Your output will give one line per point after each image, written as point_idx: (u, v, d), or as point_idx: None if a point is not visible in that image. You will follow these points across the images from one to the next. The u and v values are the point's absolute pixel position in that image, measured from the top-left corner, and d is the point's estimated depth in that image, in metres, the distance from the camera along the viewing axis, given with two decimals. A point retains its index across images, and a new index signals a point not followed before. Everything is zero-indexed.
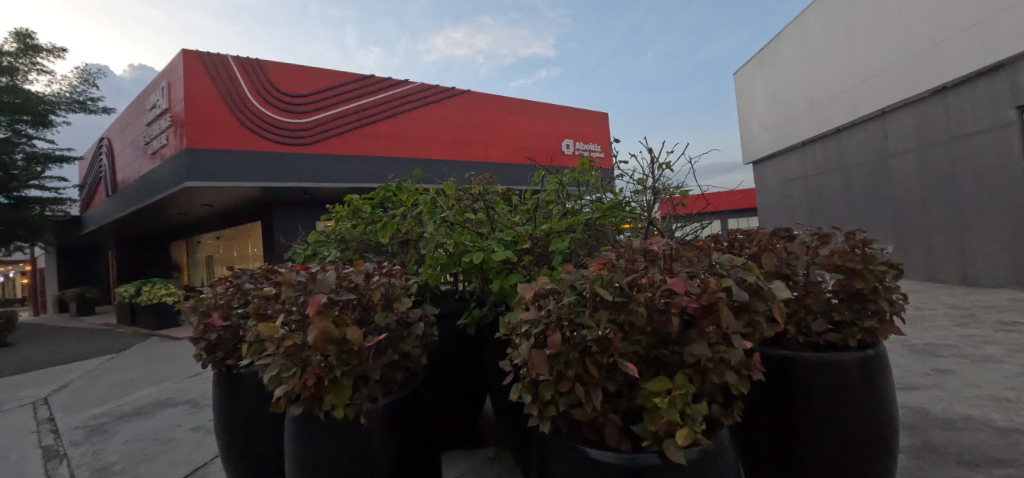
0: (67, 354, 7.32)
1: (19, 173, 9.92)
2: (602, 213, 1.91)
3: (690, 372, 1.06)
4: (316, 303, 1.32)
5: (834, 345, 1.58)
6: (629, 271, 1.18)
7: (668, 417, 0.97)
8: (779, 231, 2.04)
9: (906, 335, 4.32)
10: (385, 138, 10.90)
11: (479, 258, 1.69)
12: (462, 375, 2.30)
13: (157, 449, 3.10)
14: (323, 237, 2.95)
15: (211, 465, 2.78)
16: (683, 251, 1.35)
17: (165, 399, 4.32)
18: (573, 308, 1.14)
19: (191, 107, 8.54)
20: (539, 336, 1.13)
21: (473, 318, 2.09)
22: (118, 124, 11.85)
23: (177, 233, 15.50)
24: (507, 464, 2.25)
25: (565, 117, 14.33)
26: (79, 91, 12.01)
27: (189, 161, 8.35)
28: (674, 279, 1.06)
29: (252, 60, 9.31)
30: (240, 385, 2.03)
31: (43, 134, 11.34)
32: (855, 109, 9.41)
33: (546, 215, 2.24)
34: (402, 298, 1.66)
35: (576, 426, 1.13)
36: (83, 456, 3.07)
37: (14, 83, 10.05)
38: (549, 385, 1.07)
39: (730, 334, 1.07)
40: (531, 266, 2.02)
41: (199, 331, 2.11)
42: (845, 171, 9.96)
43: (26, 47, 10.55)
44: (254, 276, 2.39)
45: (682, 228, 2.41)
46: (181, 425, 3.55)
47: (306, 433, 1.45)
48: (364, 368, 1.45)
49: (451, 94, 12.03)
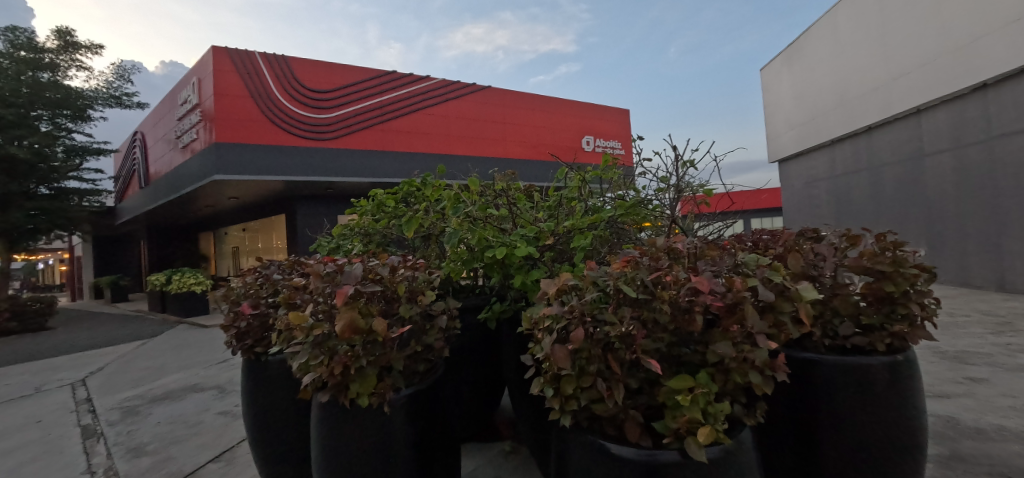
0: (103, 339, 7.67)
1: (60, 165, 10.33)
2: (625, 209, 1.87)
3: (712, 372, 1.06)
4: (344, 294, 1.37)
5: (863, 349, 1.55)
6: (651, 268, 1.15)
7: (689, 415, 0.98)
8: (804, 232, 2.00)
9: (936, 342, 4.17)
10: (405, 134, 11.02)
11: (501, 254, 1.68)
12: (480, 365, 2.32)
13: (186, 431, 3.25)
14: (347, 231, 2.98)
15: (238, 449, 2.91)
16: (708, 250, 1.31)
17: (194, 384, 4.50)
18: (596, 304, 1.14)
19: (220, 103, 8.79)
20: (561, 331, 1.14)
21: (493, 313, 2.07)
22: (152, 119, 12.27)
23: (206, 225, 16.09)
24: (523, 458, 2.27)
25: (586, 113, 14.22)
26: (115, 86, 12.45)
27: (217, 155, 8.60)
28: (698, 277, 1.03)
29: (277, 55, 9.51)
30: (267, 372, 2.11)
31: (81, 128, 11.74)
32: (887, 108, 9.09)
33: (568, 212, 2.17)
34: (426, 291, 1.69)
35: (596, 422, 1.14)
36: (119, 436, 3.24)
37: (55, 79, 10.47)
38: (570, 380, 1.08)
39: (755, 334, 1.05)
40: (552, 262, 1.98)
41: (230, 319, 2.21)
42: (876, 172, 9.63)
43: (66, 44, 10.93)
44: (280, 267, 2.48)
45: (705, 228, 2.37)
46: (210, 409, 3.70)
47: (333, 417, 1.51)
48: (387, 359, 1.49)
49: (473, 89, 12.07)
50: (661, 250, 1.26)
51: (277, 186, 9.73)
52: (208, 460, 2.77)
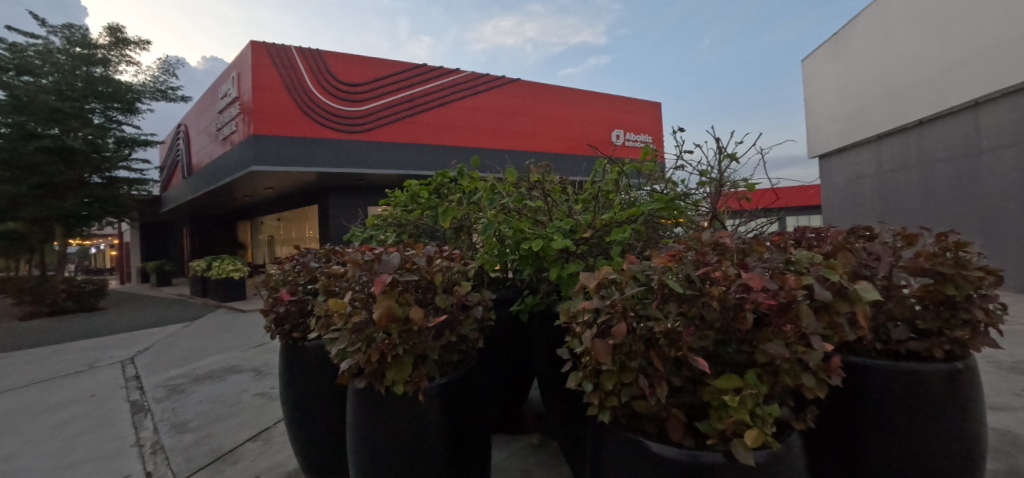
0: (149, 321, 8.10)
1: (111, 155, 10.90)
2: (665, 203, 1.80)
3: (761, 372, 1.01)
4: (383, 283, 1.39)
5: (917, 355, 1.46)
6: (699, 263, 1.10)
7: (737, 416, 0.94)
8: (856, 230, 1.90)
9: (993, 352, 3.91)
10: (435, 127, 11.12)
11: (538, 246, 1.66)
12: (511, 357, 2.32)
13: (226, 410, 3.39)
14: (380, 221, 3.02)
15: (274, 429, 3.02)
16: (757, 246, 1.25)
17: (233, 365, 4.70)
18: (637, 299, 1.11)
19: (258, 96, 9.08)
20: (601, 326, 1.12)
21: (526, 306, 2.05)
22: (195, 112, 12.81)
23: (243, 214, 16.72)
24: (550, 452, 2.27)
25: (616, 106, 13.98)
26: (161, 81, 13.03)
27: (255, 146, 8.91)
28: (749, 273, 0.99)
29: (312, 49, 9.72)
30: (304, 357, 2.18)
31: (131, 120, 12.33)
32: (941, 100, 8.54)
33: (605, 205, 2.11)
34: (462, 281, 1.68)
35: (635, 419, 1.12)
36: (164, 412, 3.42)
37: (107, 74, 11.08)
38: (611, 375, 1.06)
39: (810, 334, 0.99)
40: (588, 256, 1.94)
41: (269, 304, 2.28)
42: (927, 168, 9.09)
43: (117, 40, 11.52)
44: (317, 256, 2.54)
45: (746, 225, 2.27)
46: (248, 390, 3.86)
47: (369, 403, 1.54)
48: (423, 347, 1.50)
49: (502, 82, 12.03)
50: (707, 244, 1.21)
51: (310, 177, 9.99)
52: (246, 439, 2.88)
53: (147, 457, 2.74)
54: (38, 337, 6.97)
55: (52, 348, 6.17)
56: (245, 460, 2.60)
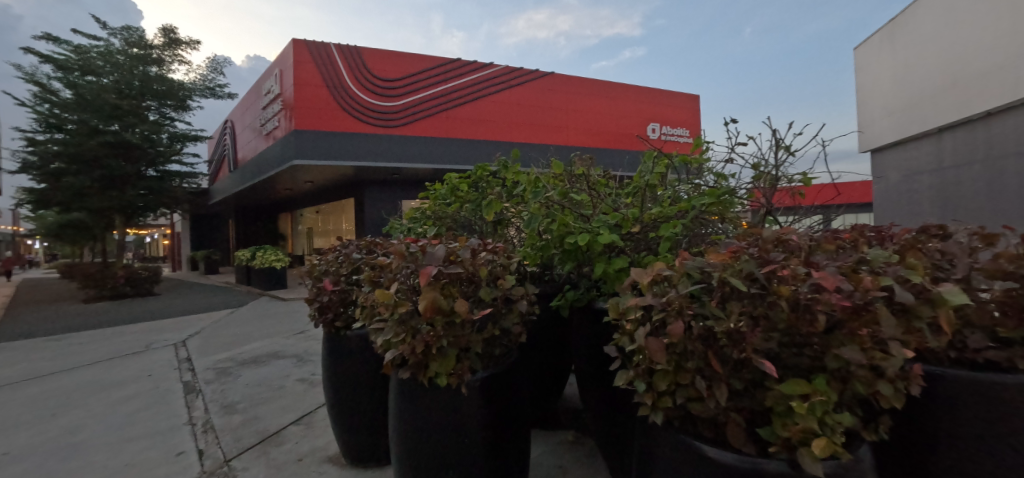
0: (198, 307, 8.55)
1: (166, 150, 11.47)
2: (717, 198, 1.73)
3: (831, 378, 0.95)
4: (428, 275, 1.39)
5: (998, 367, 1.24)
6: (763, 260, 1.04)
7: (804, 424, 0.88)
8: (927, 229, 1.76)
9: None
10: (469, 121, 11.17)
11: (584, 241, 1.62)
12: (549, 353, 2.30)
13: (271, 394, 3.54)
14: (420, 214, 3.05)
15: (316, 414, 3.12)
16: (826, 244, 1.17)
17: (275, 351, 4.89)
18: (696, 297, 1.06)
19: (299, 92, 9.38)
20: (656, 324, 1.08)
21: (567, 301, 2.02)
22: (241, 108, 13.35)
23: (285, 206, 17.40)
24: (587, 450, 2.24)
25: (652, 100, 13.65)
26: (209, 79, 13.62)
27: (297, 141, 9.23)
28: (822, 272, 0.92)
29: (351, 46, 9.93)
30: (348, 346, 2.23)
31: (183, 116, 13.00)
32: (1010, 89, 7.45)
33: (651, 200, 2.04)
34: (506, 275, 1.67)
35: (689, 421, 1.08)
36: (213, 393, 3.60)
37: (161, 73, 11.64)
38: (666, 376, 1.02)
39: (889, 340, 0.92)
40: (634, 253, 1.89)
41: (313, 293, 2.35)
42: (1003, 164, 8.01)
43: (170, 41, 11.91)
44: (359, 247, 2.60)
45: (803, 222, 2.14)
46: (290, 375, 4.01)
47: (412, 393, 1.56)
48: (466, 340, 1.51)
49: (537, 76, 11.94)
50: (771, 240, 1.14)
51: (348, 171, 10.24)
52: (290, 422, 2.99)
53: (200, 435, 2.89)
54: (100, 319, 7.49)
55: (113, 329, 6.62)
56: (289, 442, 2.70)
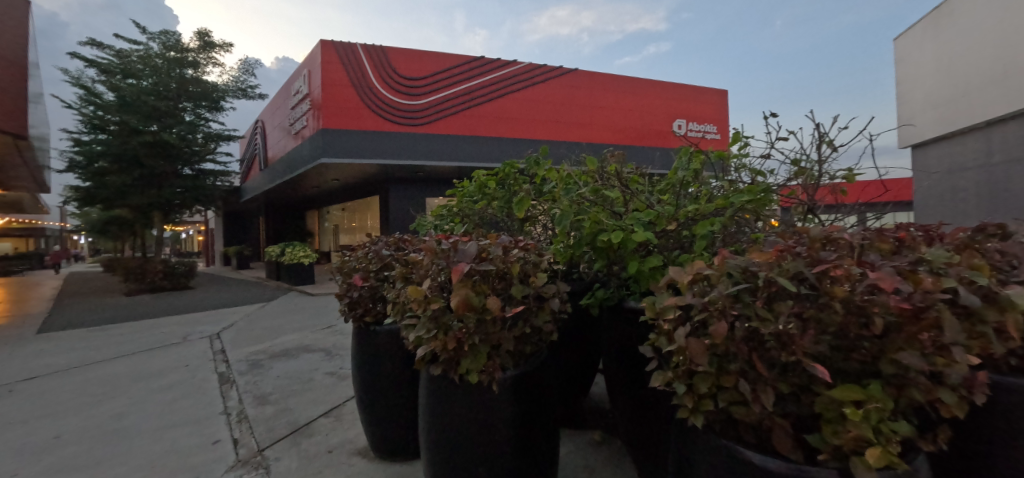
0: (230, 301, 8.85)
1: (200, 149, 11.88)
2: (756, 195, 1.67)
3: (887, 383, 0.90)
4: (460, 272, 1.40)
5: None
6: (813, 259, 0.99)
7: (858, 431, 0.84)
8: (985, 228, 1.64)
9: None
10: (492, 119, 11.19)
11: (618, 239, 1.59)
12: (577, 351, 2.27)
13: (301, 386, 3.63)
14: (446, 211, 3.07)
15: (344, 406, 3.19)
16: (879, 243, 1.11)
17: (305, 345, 5.02)
18: (741, 297, 1.02)
19: (326, 92, 9.57)
20: (697, 324, 1.05)
21: (597, 300, 1.99)
22: (271, 109, 13.72)
23: (312, 204, 17.84)
24: (613, 451, 2.21)
25: (678, 95, 13.36)
26: (241, 80, 14.05)
27: (324, 140, 9.42)
28: (879, 273, 0.88)
29: (376, 46, 10.06)
30: (377, 341, 2.27)
31: (217, 117, 13.45)
32: None
33: (686, 197, 1.99)
34: (538, 273, 1.66)
35: (730, 425, 1.05)
36: (246, 384, 3.71)
37: (197, 75, 12.07)
38: (707, 378, 0.99)
39: (951, 346, 0.86)
40: (667, 251, 1.84)
41: (344, 289, 2.39)
42: None
43: (205, 44, 12.33)
44: (387, 244, 2.63)
45: (846, 220, 2.04)
46: (319, 369, 4.10)
47: (442, 390, 1.56)
48: (497, 337, 1.50)
49: (561, 72, 11.84)
50: (820, 238, 1.09)
51: (373, 169, 10.41)
52: (320, 414, 3.06)
53: (234, 424, 2.99)
54: (140, 311, 7.84)
55: (152, 321, 6.91)
56: (318, 434, 2.77)
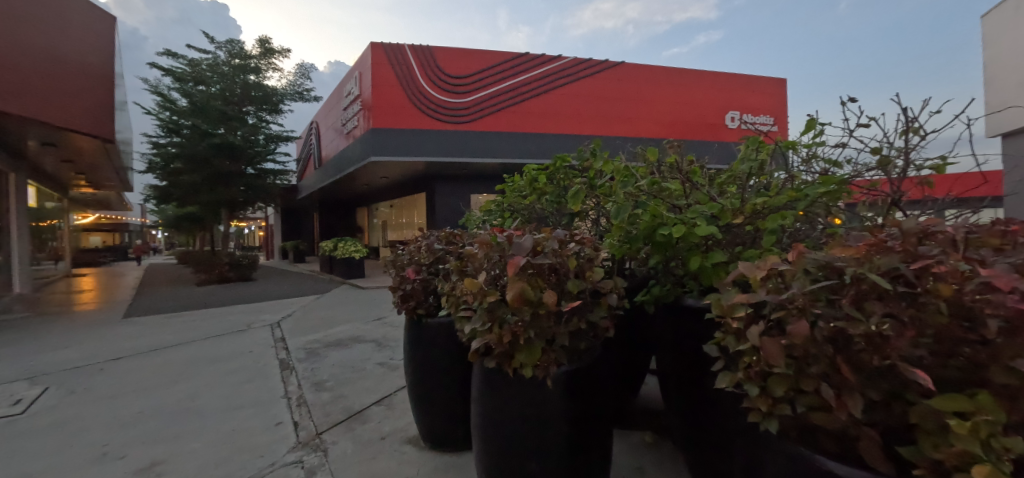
0: (288, 292, 9.40)
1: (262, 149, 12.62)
2: (831, 187, 1.55)
3: (999, 395, 0.80)
4: (517, 265, 1.40)
5: None
6: (908, 255, 0.90)
7: (964, 446, 0.75)
8: None
9: None
10: (537, 115, 11.15)
11: (679, 232, 1.54)
12: (629, 350, 2.22)
13: (355, 375, 3.79)
14: (496, 206, 3.09)
15: (395, 396, 3.30)
16: (988, 238, 0.99)
17: (356, 335, 5.24)
18: (822, 294, 0.95)
19: (376, 92, 9.91)
20: (772, 322, 0.99)
21: (652, 297, 1.93)
22: (325, 110, 14.36)
23: (362, 201, 18.57)
24: (666, 454, 2.14)
25: (732, 86, 12.72)
26: (298, 84, 14.84)
27: (374, 139, 9.76)
28: (992, 270, 0.78)
29: (423, 46, 10.29)
30: (429, 333, 2.31)
31: (276, 119, 14.29)
32: None
33: (751, 190, 1.89)
34: (594, 268, 1.62)
35: (808, 432, 0.98)
36: (305, 371, 3.93)
37: (259, 80, 12.86)
38: (783, 380, 0.93)
39: None
40: (731, 246, 1.75)
41: (397, 281, 2.46)
42: None
43: (266, 51, 13.14)
44: (439, 238, 2.69)
45: (934, 215, 1.86)
46: (371, 358, 4.27)
47: (496, 383, 1.57)
48: (552, 332, 1.49)
49: (607, 66, 11.59)
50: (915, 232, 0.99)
51: (419, 167, 10.67)
52: (373, 402, 3.18)
53: (295, 408, 3.17)
54: (210, 301, 8.50)
55: (220, 310, 7.47)
56: (372, 421, 2.87)
